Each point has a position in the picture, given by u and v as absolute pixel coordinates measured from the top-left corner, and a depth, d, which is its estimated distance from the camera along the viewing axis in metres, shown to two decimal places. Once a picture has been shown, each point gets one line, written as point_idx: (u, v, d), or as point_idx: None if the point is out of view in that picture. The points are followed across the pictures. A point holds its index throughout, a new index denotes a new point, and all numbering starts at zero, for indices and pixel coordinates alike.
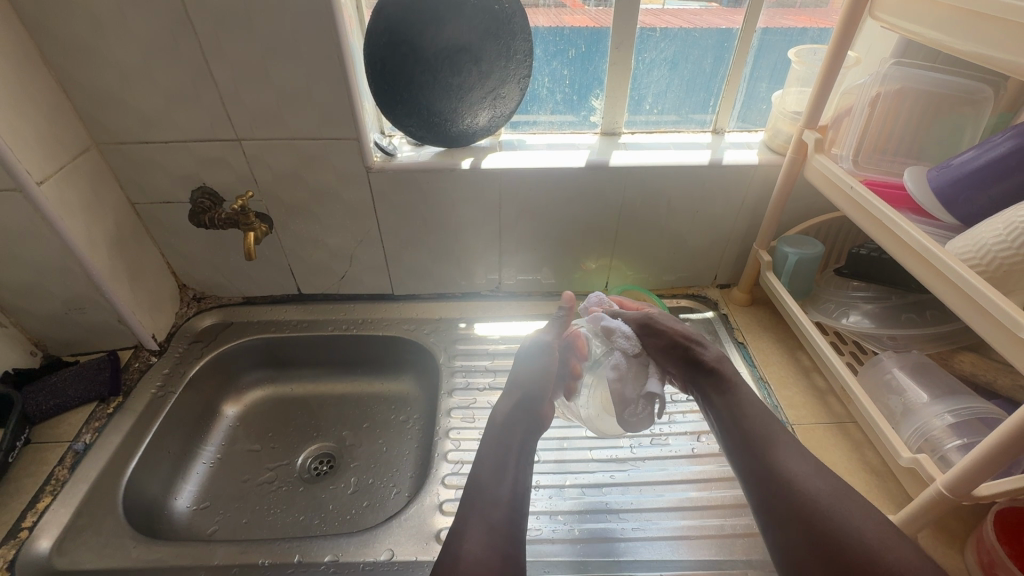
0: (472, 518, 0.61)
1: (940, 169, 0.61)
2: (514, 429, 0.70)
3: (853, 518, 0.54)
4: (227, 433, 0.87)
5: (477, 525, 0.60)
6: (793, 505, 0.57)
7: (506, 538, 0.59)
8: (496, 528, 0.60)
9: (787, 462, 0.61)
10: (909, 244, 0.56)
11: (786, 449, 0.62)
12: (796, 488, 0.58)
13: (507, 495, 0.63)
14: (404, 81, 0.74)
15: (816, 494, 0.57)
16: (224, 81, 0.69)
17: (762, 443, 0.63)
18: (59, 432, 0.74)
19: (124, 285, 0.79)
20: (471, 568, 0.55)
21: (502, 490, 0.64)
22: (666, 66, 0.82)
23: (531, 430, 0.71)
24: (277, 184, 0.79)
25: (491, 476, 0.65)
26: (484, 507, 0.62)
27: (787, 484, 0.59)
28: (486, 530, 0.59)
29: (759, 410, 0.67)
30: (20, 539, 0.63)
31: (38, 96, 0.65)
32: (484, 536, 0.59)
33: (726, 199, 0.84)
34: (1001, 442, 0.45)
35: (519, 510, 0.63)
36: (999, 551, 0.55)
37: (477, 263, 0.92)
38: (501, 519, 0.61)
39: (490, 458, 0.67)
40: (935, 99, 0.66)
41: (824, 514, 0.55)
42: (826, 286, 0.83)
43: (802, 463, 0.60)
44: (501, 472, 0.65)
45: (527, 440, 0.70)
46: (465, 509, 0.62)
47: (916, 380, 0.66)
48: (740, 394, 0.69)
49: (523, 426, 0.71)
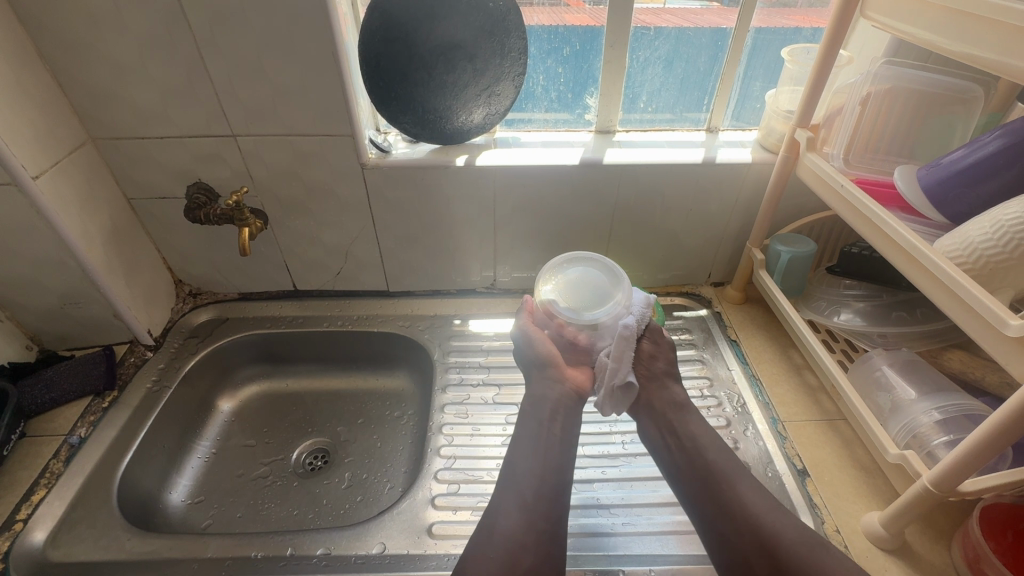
0: (508, 493, 0.62)
1: (929, 169, 0.61)
2: (555, 403, 0.70)
3: (813, 553, 0.55)
4: (222, 428, 0.88)
5: (510, 500, 0.61)
6: (756, 543, 0.57)
7: (544, 511, 0.60)
8: (530, 504, 0.61)
9: (744, 499, 0.60)
10: (897, 242, 0.56)
11: (739, 484, 0.62)
12: (757, 525, 0.58)
13: (543, 467, 0.64)
14: (399, 78, 0.74)
15: (779, 533, 0.57)
16: (219, 77, 0.69)
17: (720, 478, 0.63)
18: (54, 426, 0.74)
19: (120, 280, 0.79)
20: (504, 540, 0.58)
21: (535, 465, 0.64)
22: (660, 64, 0.82)
23: (571, 403, 0.71)
24: (272, 180, 0.80)
25: (526, 451, 0.65)
26: (519, 481, 0.63)
27: (749, 523, 0.58)
28: (520, 506, 0.61)
29: (713, 443, 0.66)
30: (15, 531, 0.63)
31: (33, 90, 0.66)
32: (519, 512, 0.60)
33: (720, 197, 0.84)
34: (985, 439, 0.46)
35: (557, 484, 0.63)
36: (984, 546, 0.55)
37: (472, 260, 0.92)
38: (534, 493, 0.62)
39: (527, 431, 0.68)
40: (926, 98, 0.66)
41: (788, 553, 0.55)
42: (818, 284, 0.84)
43: (757, 497, 0.60)
44: (538, 445, 0.66)
45: (565, 416, 0.69)
46: (500, 486, 0.63)
47: (905, 378, 0.67)
48: (695, 424, 0.69)
49: (561, 400, 0.71)
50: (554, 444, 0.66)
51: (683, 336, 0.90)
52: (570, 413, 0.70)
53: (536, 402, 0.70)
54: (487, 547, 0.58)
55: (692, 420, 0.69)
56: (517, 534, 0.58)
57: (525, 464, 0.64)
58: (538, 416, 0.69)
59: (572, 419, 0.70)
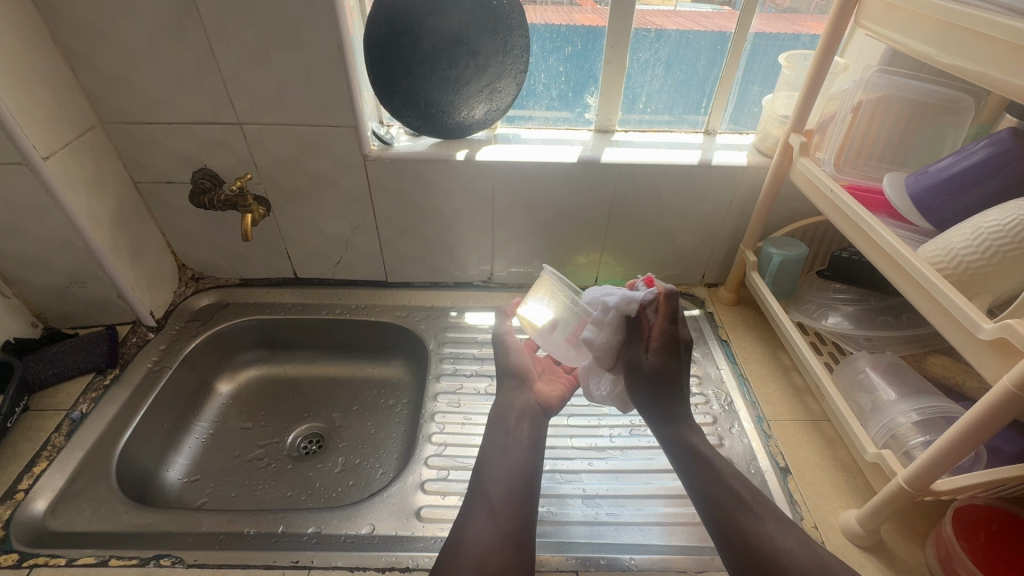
0: (477, 503, 0.62)
1: (917, 176, 0.62)
2: (519, 420, 0.71)
3: None
4: (220, 410, 0.90)
5: (479, 510, 0.62)
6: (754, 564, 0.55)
7: (509, 522, 0.61)
8: (498, 512, 0.61)
9: (754, 519, 0.57)
10: (881, 246, 0.57)
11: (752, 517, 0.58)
12: (761, 544, 0.56)
13: (513, 476, 0.65)
14: (402, 72, 0.76)
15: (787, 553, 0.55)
16: (227, 66, 0.71)
17: (732, 510, 0.59)
18: (57, 400, 0.76)
19: (124, 261, 0.81)
20: (473, 553, 0.57)
21: (506, 473, 0.65)
22: (661, 66, 0.83)
23: (533, 414, 0.72)
24: (276, 168, 0.81)
25: (498, 463, 0.66)
26: (486, 490, 0.64)
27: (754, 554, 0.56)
28: (490, 513, 0.61)
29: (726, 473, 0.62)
30: (17, 500, 0.65)
31: (46, 73, 0.67)
32: (490, 520, 0.61)
33: (715, 198, 0.86)
34: (954, 440, 0.47)
35: (526, 491, 0.64)
36: (955, 544, 0.57)
37: (470, 254, 0.94)
38: (503, 501, 0.63)
39: (494, 443, 0.69)
40: (918, 107, 0.68)
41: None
42: (809, 287, 0.85)
43: (768, 524, 0.57)
44: (508, 454, 0.67)
45: (530, 427, 0.71)
46: (468, 500, 0.63)
47: (887, 380, 0.69)
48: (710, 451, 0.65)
49: (526, 411, 0.72)
50: (521, 455, 0.67)
51: None
52: (535, 423, 0.72)
53: (504, 413, 0.72)
54: (456, 556, 0.57)
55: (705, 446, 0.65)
56: (489, 542, 0.58)
57: (499, 472, 0.65)
58: (506, 433, 0.69)
59: (538, 429, 0.71)
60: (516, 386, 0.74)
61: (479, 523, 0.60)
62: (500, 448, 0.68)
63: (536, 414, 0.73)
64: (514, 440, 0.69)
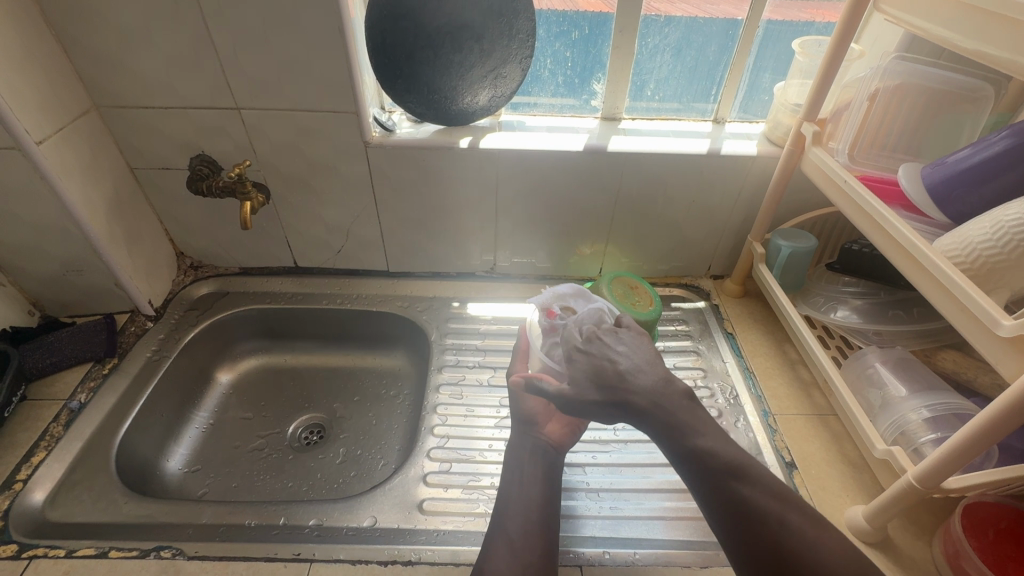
0: (497, 535, 0.59)
1: (935, 167, 0.60)
2: (530, 462, 0.67)
3: None
4: (220, 400, 0.89)
5: (500, 540, 0.58)
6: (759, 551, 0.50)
7: (535, 550, 0.57)
8: (517, 541, 0.58)
9: (753, 496, 0.51)
10: (897, 239, 0.56)
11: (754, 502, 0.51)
12: (762, 521, 0.50)
13: (532, 510, 0.61)
14: (405, 55, 0.74)
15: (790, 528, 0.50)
16: (225, 49, 0.69)
17: (730, 488, 0.52)
18: (55, 390, 0.75)
19: (122, 249, 0.80)
20: None
21: (527, 501, 0.62)
22: (669, 52, 0.81)
23: (546, 455, 0.68)
24: (276, 155, 0.80)
25: (513, 499, 0.62)
26: (504, 526, 0.60)
27: (755, 541, 0.50)
28: (510, 544, 0.57)
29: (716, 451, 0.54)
30: (15, 490, 0.64)
31: (38, 54, 0.65)
32: (510, 550, 0.57)
33: (723, 189, 0.84)
34: (971, 437, 0.46)
35: (550, 518, 0.61)
36: (964, 542, 0.56)
37: (473, 243, 0.92)
38: (523, 532, 0.59)
39: (511, 477, 0.65)
40: (935, 95, 0.66)
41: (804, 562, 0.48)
42: (818, 281, 0.84)
43: (770, 497, 0.51)
44: (525, 484, 0.64)
45: (543, 467, 0.67)
46: (487, 540, 0.59)
47: (897, 375, 0.68)
48: (690, 424, 0.55)
49: (538, 451, 0.68)
50: (537, 489, 0.64)
51: (679, 327, 0.91)
52: (551, 466, 0.67)
53: (517, 455, 0.68)
54: None
55: (684, 415, 0.55)
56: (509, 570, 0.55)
57: (517, 501, 0.62)
58: (520, 472, 0.66)
59: (553, 468, 0.67)
60: (524, 433, 0.70)
61: (503, 551, 0.57)
62: (517, 484, 0.64)
63: (550, 454, 0.69)
64: (527, 478, 0.65)
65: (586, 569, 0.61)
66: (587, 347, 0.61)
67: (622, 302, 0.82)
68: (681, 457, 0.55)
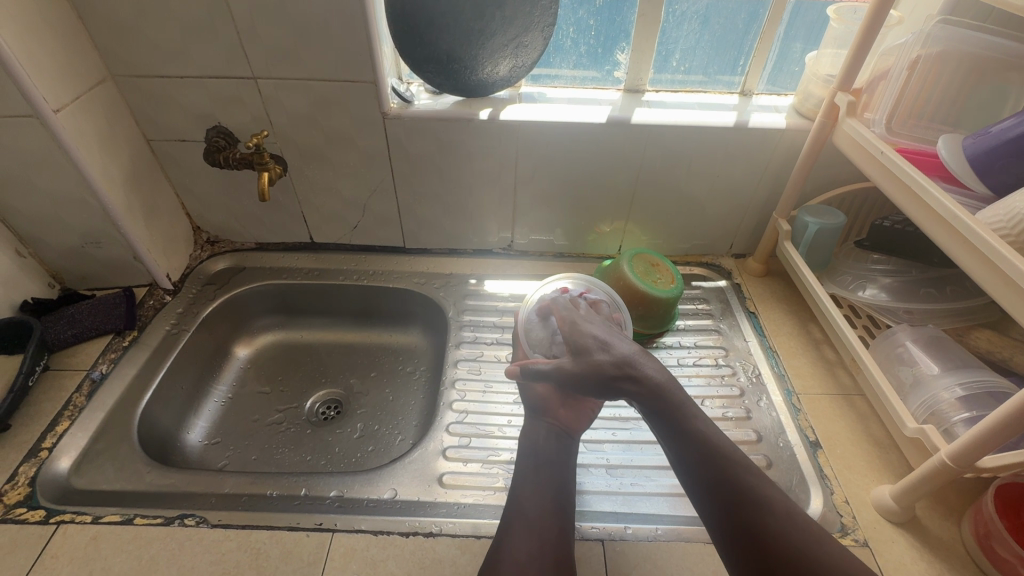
0: (515, 519, 0.58)
1: (977, 137, 0.58)
2: (545, 445, 0.66)
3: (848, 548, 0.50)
4: (238, 374, 0.89)
5: (518, 523, 0.58)
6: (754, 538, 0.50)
7: (554, 536, 0.57)
8: (536, 526, 0.57)
9: (761, 489, 0.53)
10: (936, 211, 0.54)
11: (759, 493, 0.52)
12: (766, 512, 0.51)
13: (548, 494, 0.61)
14: (424, 22, 0.71)
15: (794, 517, 0.50)
16: (241, 15, 0.67)
17: (733, 477, 0.53)
18: (76, 361, 0.76)
19: (139, 221, 0.80)
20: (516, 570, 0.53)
21: (541, 487, 0.62)
22: (697, 20, 0.78)
23: (561, 439, 0.68)
24: (293, 127, 0.78)
25: (530, 482, 0.62)
26: (522, 508, 0.59)
27: (751, 529, 0.51)
28: (529, 528, 0.57)
29: (714, 438, 0.56)
30: (40, 458, 0.65)
31: (54, 20, 0.64)
32: (529, 534, 0.56)
33: (749, 164, 0.82)
34: (1007, 417, 0.45)
35: (564, 504, 0.61)
36: (996, 522, 0.55)
37: (491, 219, 0.91)
38: (540, 517, 0.58)
39: (526, 461, 0.65)
40: (980, 63, 0.63)
41: (802, 551, 0.48)
42: (845, 259, 0.82)
43: (770, 488, 0.53)
44: (540, 469, 0.64)
45: (558, 450, 0.66)
46: (505, 522, 0.58)
47: (928, 354, 0.66)
48: (689, 409, 0.58)
49: (553, 435, 0.68)
50: (552, 474, 0.63)
51: (700, 306, 0.89)
52: (566, 450, 0.67)
53: (532, 440, 0.67)
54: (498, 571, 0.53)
55: (689, 405, 0.58)
56: (530, 555, 0.54)
57: (532, 485, 0.62)
58: (535, 456, 0.65)
59: (567, 452, 0.67)
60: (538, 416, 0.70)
61: (521, 536, 0.56)
62: (532, 468, 0.64)
63: (564, 437, 0.68)
64: (543, 461, 0.65)
65: (607, 543, 0.60)
66: (588, 321, 0.66)
67: (644, 280, 0.80)
68: (676, 435, 0.57)
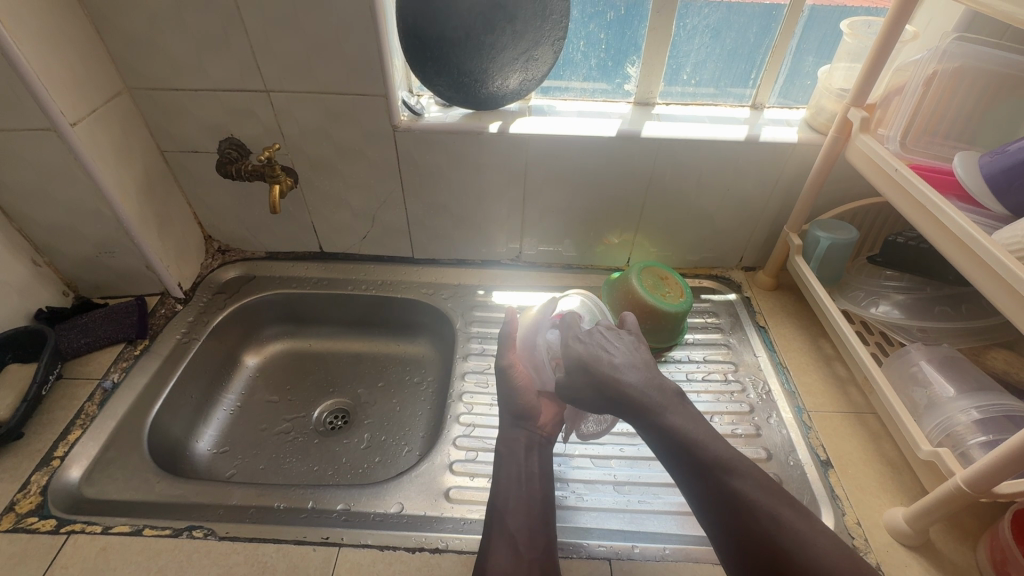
0: (496, 535, 0.58)
1: (994, 156, 0.57)
2: (525, 456, 0.67)
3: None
4: (247, 383, 0.90)
5: (501, 539, 0.58)
6: (749, 541, 0.51)
7: (537, 554, 0.57)
8: (519, 544, 0.57)
9: (754, 495, 0.52)
10: (952, 231, 0.53)
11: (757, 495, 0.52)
12: (757, 520, 0.51)
13: (531, 506, 0.61)
14: (435, 37, 0.72)
15: (797, 536, 0.50)
16: (255, 30, 0.68)
17: (721, 482, 0.53)
18: (89, 369, 0.77)
19: (152, 232, 0.81)
20: None
21: (525, 501, 0.61)
22: (708, 34, 0.78)
23: (539, 449, 0.68)
24: (304, 139, 0.79)
25: (513, 496, 0.62)
26: (504, 521, 0.59)
27: (757, 532, 0.51)
28: (510, 544, 0.57)
29: (702, 440, 0.56)
30: (52, 467, 0.66)
31: (72, 35, 0.65)
32: (510, 550, 0.56)
33: (760, 177, 0.81)
34: None
35: (546, 517, 0.61)
36: (1014, 549, 0.54)
37: (499, 231, 0.91)
38: (524, 533, 0.58)
39: (507, 473, 0.64)
40: (997, 80, 0.62)
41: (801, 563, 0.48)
42: (857, 274, 0.81)
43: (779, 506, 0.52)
44: (521, 483, 0.63)
45: (539, 460, 0.67)
46: (485, 537, 0.59)
47: (943, 374, 0.65)
48: (666, 410, 0.58)
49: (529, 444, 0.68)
50: (534, 486, 0.64)
51: (709, 319, 0.89)
52: (544, 460, 0.68)
53: (512, 448, 0.67)
54: None
55: (665, 405, 0.58)
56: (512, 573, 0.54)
57: (514, 497, 0.61)
58: (514, 467, 0.65)
59: (546, 463, 0.68)
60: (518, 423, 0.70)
61: (506, 554, 0.56)
62: (513, 480, 0.64)
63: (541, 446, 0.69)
64: (525, 473, 0.65)
65: (614, 562, 0.60)
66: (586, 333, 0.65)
67: (653, 293, 0.80)
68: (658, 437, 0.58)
